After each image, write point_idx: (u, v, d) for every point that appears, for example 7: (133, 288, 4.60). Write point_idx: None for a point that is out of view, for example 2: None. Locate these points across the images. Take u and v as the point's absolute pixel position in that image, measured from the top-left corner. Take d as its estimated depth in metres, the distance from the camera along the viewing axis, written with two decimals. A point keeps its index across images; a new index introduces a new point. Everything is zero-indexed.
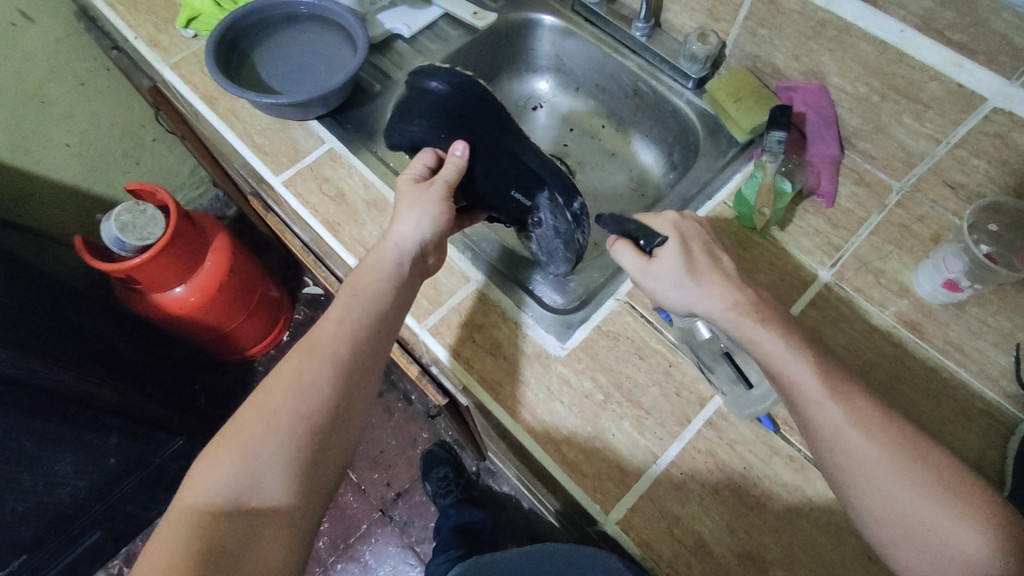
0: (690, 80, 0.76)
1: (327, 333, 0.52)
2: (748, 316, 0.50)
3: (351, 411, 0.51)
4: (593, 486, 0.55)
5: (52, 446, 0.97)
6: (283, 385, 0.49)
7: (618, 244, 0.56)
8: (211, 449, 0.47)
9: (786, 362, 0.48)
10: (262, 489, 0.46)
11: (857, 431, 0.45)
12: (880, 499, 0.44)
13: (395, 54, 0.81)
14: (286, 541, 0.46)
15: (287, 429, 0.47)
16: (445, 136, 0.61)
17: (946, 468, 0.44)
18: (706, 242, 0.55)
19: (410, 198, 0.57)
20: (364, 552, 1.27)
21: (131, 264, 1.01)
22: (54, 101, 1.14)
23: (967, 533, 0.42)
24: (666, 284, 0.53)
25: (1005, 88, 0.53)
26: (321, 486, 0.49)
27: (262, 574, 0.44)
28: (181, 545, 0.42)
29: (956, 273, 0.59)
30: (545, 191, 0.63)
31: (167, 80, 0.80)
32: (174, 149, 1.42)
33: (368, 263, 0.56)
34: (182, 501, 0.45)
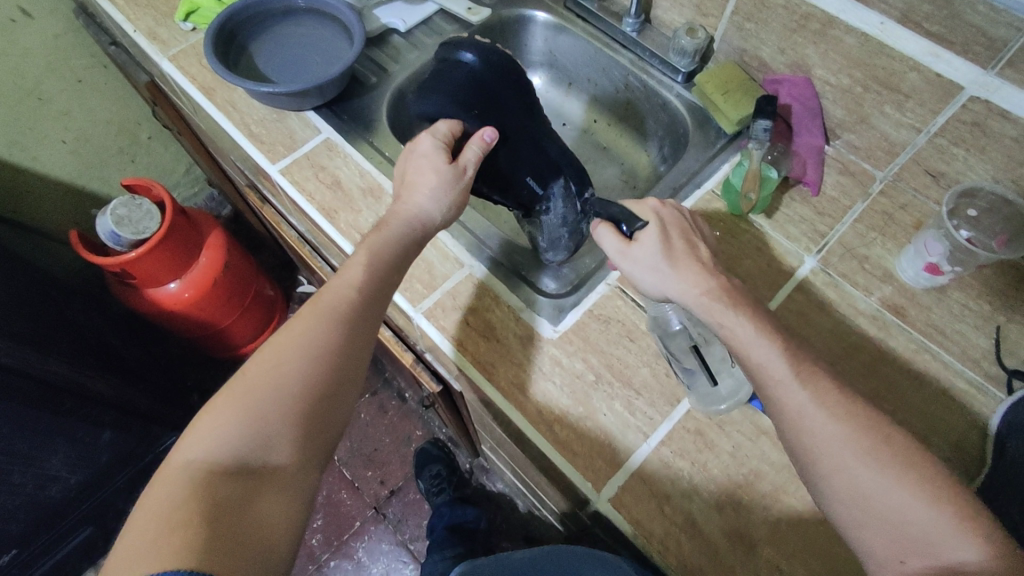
0: (679, 74, 0.78)
1: (335, 296, 0.52)
2: (720, 301, 0.50)
3: (354, 376, 0.51)
4: (585, 465, 0.56)
5: (43, 439, 0.96)
6: (291, 344, 0.49)
7: (600, 227, 0.58)
8: (213, 408, 0.46)
9: (753, 345, 0.47)
10: (268, 445, 0.45)
11: (822, 411, 0.44)
12: (842, 480, 0.42)
13: (391, 48, 0.83)
14: (290, 500, 0.45)
15: (295, 386, 0.47)
16: (476, 113, 0.61)
17: (913, 451, 0.42)
18: (686, 230, 0.57)
19: (436, 173, 0.58)
20: (357, 549, 1.27)
21: (126, 259, 1.02)
22: (52, 97, 1.15)
23: (931, 515, 0.40)
24: (642, 268, 0.55)
25: (982, 77, 0.56)
26: (323, 448, 0.49)
27: (267, 530, 0.42)
28: (185, 497, 0.41)
29: (937, 257, 0.60)
30: (560, 182, 0.64)
31: (165, 73, 0.82)
32: (171, 148, 1.42)
33: (376, 235, 0.57)
34: (181, 455, 0.44)
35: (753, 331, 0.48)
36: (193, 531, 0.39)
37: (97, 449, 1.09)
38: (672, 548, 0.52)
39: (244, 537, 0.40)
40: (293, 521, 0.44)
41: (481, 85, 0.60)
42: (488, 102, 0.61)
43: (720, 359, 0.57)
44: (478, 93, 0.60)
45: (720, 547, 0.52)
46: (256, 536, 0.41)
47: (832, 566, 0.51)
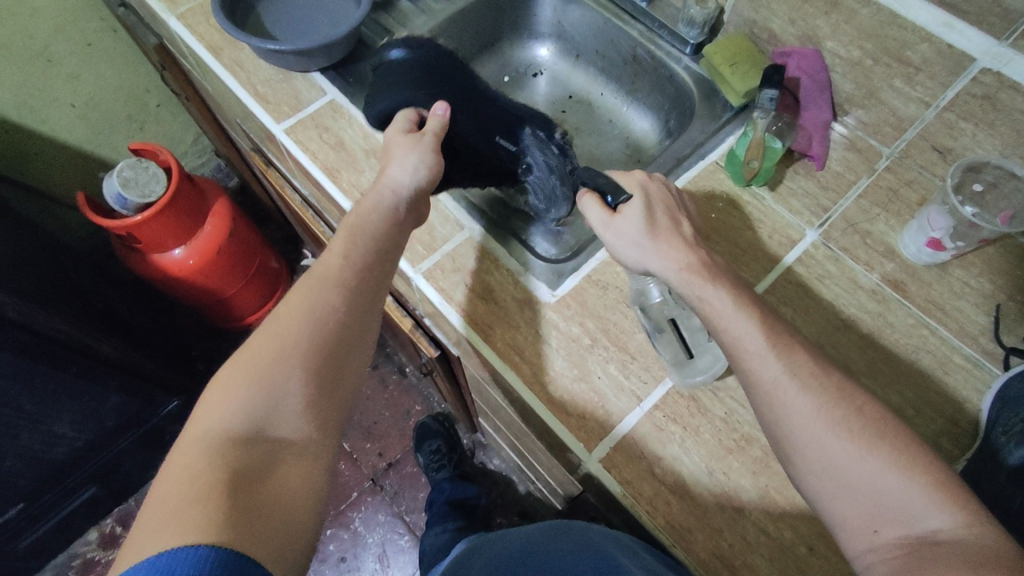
0: (688, 45, 0.77)
1: (332, 266, 0.53)
2: (698, 276, 0.50)
3: (359, 342, 0.51)
4: (578, 426, 0.56)
5: (51, 396, 0.98)
6: (292, 314, 0.49)
7: (585, 197, 0.58)
8: (223, 381, 0.46)
9: (729, 318, 0.48)
10: (282, 414, 0.45)
11: (794, 383, 0.44)
12: (815, 452, 0.43)
13: (399, 13, 0.83)
14: (310, 468, 0.44)
15: (300, 354, 0.47)
16: (425, 91, 0.63)
17: (884, 422, 0.43)
18: (671, 207, 0.57)
19: (402, 148, 0.59)
20: (354, 519, 1.28)
21: (131, 222, 1.02)
22: (61, 60, 1.15)
23: (903, 483, 0.40)
24: (626, 242, 0.55)
25: (994, 48, 0.55)
26: (336, 417, 0.48)
27: (289, 499, 0.42)
28: (203, 466, 0.40)
29: (940, 232, 0.60)
30: (528, 131, 0.65)
31: (173, 31, 0.82)
32: (179, 116, 1.43)
33: (365, 205, 0.57)
34: (195, 428, 0.43)
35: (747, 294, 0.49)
36: (214, 499, 0.38)
37: (103, 411, 1.11)
38: (662, 509, 0.52)
39: (266, 505, 0.40)
40: (314, 489, 0.44)
41: (423, 67, 0.64)
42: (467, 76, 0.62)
43: (696, 329, 0.56)
44: (424, 74, 0.64)
45: (709, 510, 0.52)
46: (278, 504, 0.41)
47: (820, 532, 0.51)
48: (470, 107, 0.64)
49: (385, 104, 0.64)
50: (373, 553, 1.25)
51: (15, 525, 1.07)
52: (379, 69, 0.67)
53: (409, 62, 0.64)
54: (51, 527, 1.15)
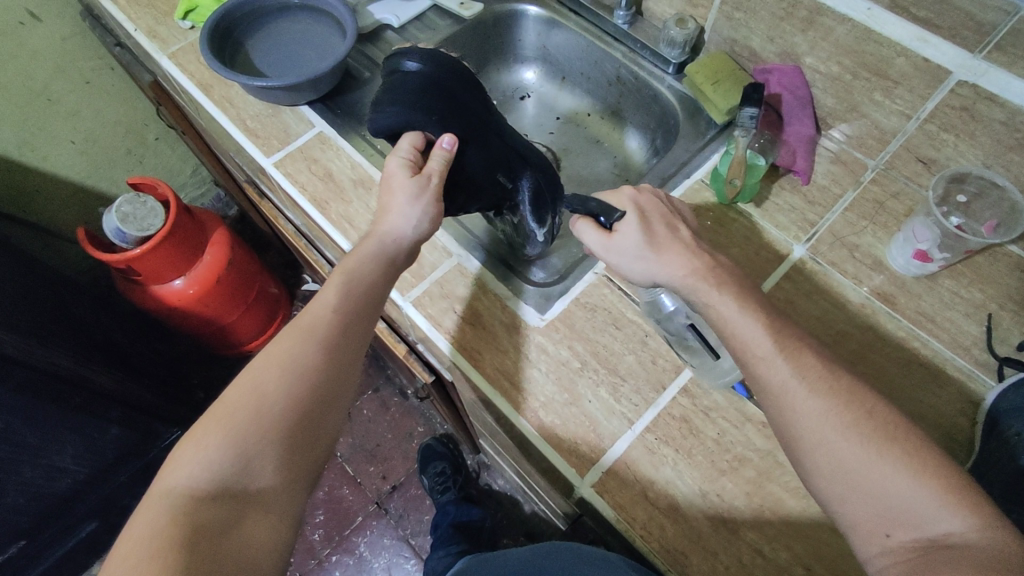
0: (670, 65, 0.78)
1: (319, 319, 0.53)
2: (704, 281, 0.51)
3: (338, 396, 0.52)
4: (569, 450, 0.56)
5: (50, 431, 0.98)
6: (272, 366, 0.50)
7: (579, 223, 0.58)
8: (197, 432, 0.47)
9: (735, 321, 0.48)
10: (250, 470, 0.46)
11: (802, 385, 0.44)
12: (823, 454, 0.43)
13: (385, 44, 0.84)
14: (273, 523, 0.46)
15: (276, 411, 0.48)
16: (437, 118, 0.58)
17: (895, 424, 0.42)
18: (666, 216, 0.57)
19: (403, 193, 0.57)
20: (359, 544, 1.28)
21: (131, 255, 1.03)
22: (60, 99, 1.17)
23: (912, 488, 0.39)
24: (629, 259, 0.55)
25: (968, 61, 0.55)
26: (306, 471, 0.50)
27: (250, 555, 0.43)
28: (166, 523, 0.42)
29: (926, 243, 0.60)
30: (529, 173, 0.65)
31: (165, 70, 0.83)
32: (177, 149, 1.45)
33: (358, 251, 0.57)
34: (166, 480, 0.45)
35: (734, 315, 0.49)
36: (172, 558, 0.40)
37: (105, 443, 1.11)
38: (655, 533, 0.52)
39: (225, 564, 0.42)
40: (275, 545, 0.46)
41: (442, 92, 0.59)
42: (454, 109, 0.60)
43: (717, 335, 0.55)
44: (440, 98, 0.59)
45: (703, 531, 0.52)
46: (237, 562, 0.42)
47: (817, 553, 0.50)
48: (480, 140, 0.62)
49: (394, 115, 0.58)
50: None
51: (16, 562, 1.06)
52: (387, 77, 0.61)
53: (425, 78, 0.59)
54: (54, 562, 1.14)
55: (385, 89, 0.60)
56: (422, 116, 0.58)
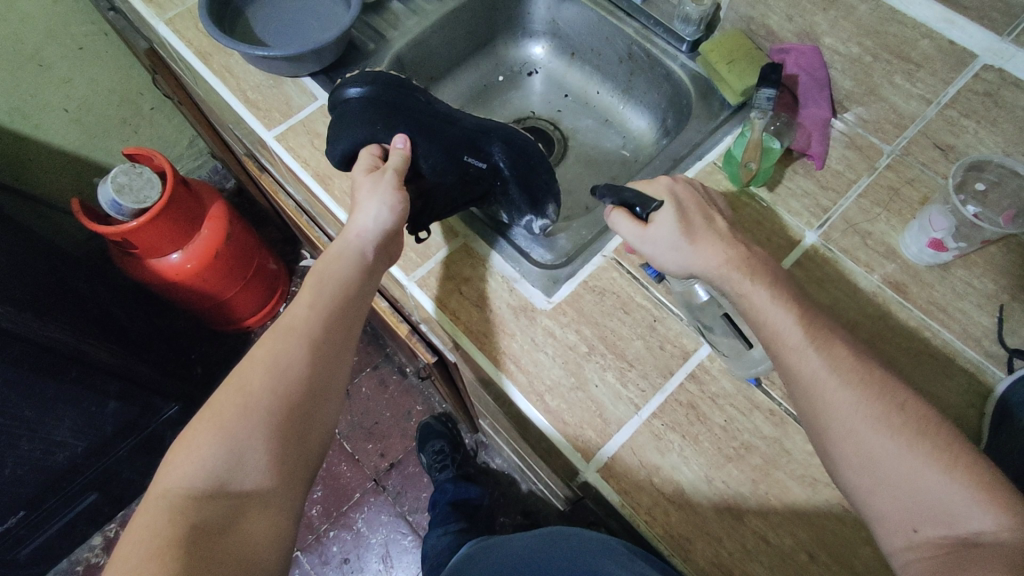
0: (684, 43, 0.76)
1: (299, 317, 0.52)
2: (738, 271, 0.52)
3: (327, 390, 0.52)
4: (575, 434, 0.55)
5: (50, 404, 0.97)
6: (257, 365, 0.49)
7: (613, 214, 0.57)
8: (187, 435, 0.47)
9: (769, 310, 0.49)
10: (243, 467, 0.45)
11: (834, 377, 0.46)
12: (852, 445, 0.44)
13: (390, 14, 0.81)
14: (271, 518, 0.46)
15: (264, 407, 0.48)
16: (381, 125, 0.59)
17: (927, 420, 0.43)
18: (701, 205, 0.58)
19: (364, 189, 0.56)
20: (357, 520, 1.29)
21: (127, 227, 1.01)
22: (52, 65, 1.14)
23: (944, 484, 0.41)
24: (663, 248, 0.55)
25: (995, 44, 0.55)
26: (301, 466, 0.49)
27: (249, 550, 0.43)
28: (165, 523, 0.41)
29: (942, 232, 0.59)
30: (498, 146, 0.62)
31: (162, 37, 0.81)
32: (173, 119, 1.42)
33: (332, 252, 0.56)
34: (161, 482, 0.44)
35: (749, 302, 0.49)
36: (173, 557, 0.39)
37: (104, 416, 1.10)
38: (659, 519, 0.52)
39: (226, 560, 0.41)
40: (276, 540, 0.45)
41: (380, 103, 0.59)
42: (390, 113, 0.59)
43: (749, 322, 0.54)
44: (379, 108, 0.59)
45: (708, 518, 0.52)
46: (238, 558, 0.42)
47: (820, 540, 0.50)
48: (435, 133, 0.60)
49: (344, 145, 0.60)
50: (376, 553, 1.25)
51: (16, 533, 1.06)
52: (336, 107, 0.63)
53: (362, 98, 0.60)
54: (54, 533, 1.15)
55: (335, 120, 0.62)
56: (368, 129, 0.59)
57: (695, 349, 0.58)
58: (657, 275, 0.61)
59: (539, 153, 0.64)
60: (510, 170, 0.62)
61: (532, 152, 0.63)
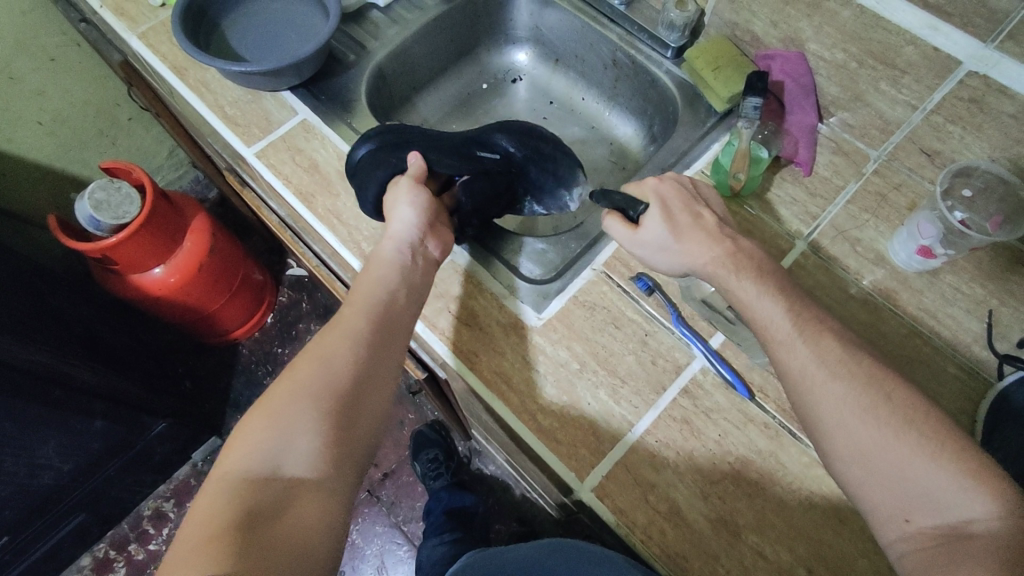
0: (669, 49, 0.75)
1: (346, 314, 0.54)
2: (724, 268, 0.52)
3: (375, 377, 0.52)
4: (568, 453, 0.55)
5: (33, 427, 0.95)
6: (311, 358, 0.51)
7: (607, 219, 0.58)
8: (245, 425, 0.48)
9: (757, 304, 0.50)
10: (296, 452, 0.46)
11: (823, 369, 0.45)
12: (841, 436, 0.44)
13: (371, 24, 0.79)
14: (326, 503, 0.45)
15: (316, 394, 0.48)
16: (393, 158, 0.60)
17: (914, 408, 0.43)
18: (688, 202, 0.57)
19: (390, 200, 0.59)
20: (351, 532, 1.27)
21: (107, 245, 0.99)
22: (23, 77, 1.11)
23: (933, 474, 0.40)
24: (654, 250, 0.56)
25: (980, 51, 0.55)
26: (355, 455, 0.49)
27: (304, 532, 0.43)
28: (223, 506, 0.42)
29: (930, 239, 0.58)
30: (500, 136, 0.66)
31: (136, 51, 0.79)
32: (152, 129, 1.39)
33: (374, 257, 0.58)
34: (221, 470, 0.45)
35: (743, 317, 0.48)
36: (230, 536, 0.40)
37: (89, 435, 1.07)
38: (656, 538, 0.51)
39: (281, 541, 0.41)
40: (331, 523, 0.45)
41: (391, 143, 0.62)
42: (398, 145, 0.61)
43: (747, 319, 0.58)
44: (389, 148, 0.61)
45: (705, 536, 0.51)
46: (292, 540, 0.42)
47: (818, 554, 0.50)
48: (439, 143, 0.63)
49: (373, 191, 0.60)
50: (372, 564, 1.24)
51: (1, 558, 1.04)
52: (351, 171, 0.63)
53: (374, 150, 0.62)
54: (40, 556, 1.12)
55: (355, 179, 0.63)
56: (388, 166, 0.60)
57: (687, 362, 0.58)
58: (647, 288, 0.61)
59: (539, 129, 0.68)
60: (520, 150, 0.66)
61: (531, 132, 0.68)
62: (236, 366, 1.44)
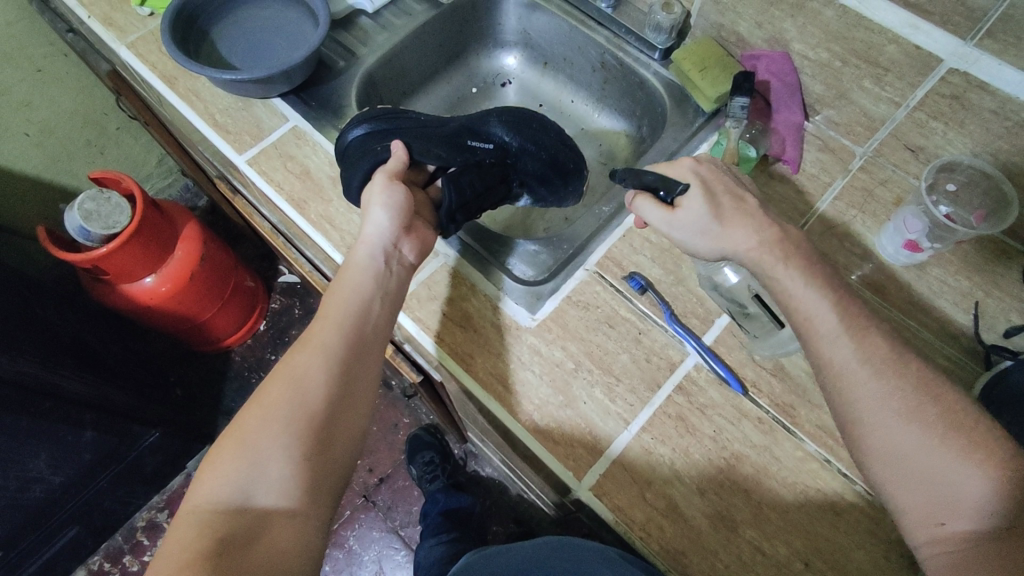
0: (656, 51, 0.76)
1: (317, 329, 0.53)
2: (769, 254, 0.50)
3: (349, 396, 0.52)
4: (566, 453, 0.55)
5: (26, 441, 0.94)
6: (279, 380, 0.50)
7: (638, 200, 0.57)
8: (216, 451, 0.48)
9: (800, 295, 0.48)
10: (266, 479, 0.46)
11: (866, 367, 0.45)
12: (882, 437, 0.44)
13: (360, 31, 0.80)
14: (299, 527, 0.46)
15: (283, 419, 0.48)
16: (380, 147, 0.61)
17: (960, 413, 0.43)
18: (731, 186, 0.55)
19: (366, 202, 0.59)
20: (348, 538, 1.27)
21: (96, 254, 0.98)
22: (10, 89, 1.10)
23: (973, 480, 0.41)
24: (693, 233, 0.54)
25: (960, 49, 0.55)
26: (330, 476, 0.49)
27: (274, 559, 0.44)
28: (193, 536, 0.43)
29: (916, 234, 0.60)
30: (495, 122, 0.64)
31: (124, 61, 0.78)
32: (140, 138, 1.38)
33: (345, 263, 0.57)
34: (193, 499, 0.46)
35: None
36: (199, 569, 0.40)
37: (81, 447, 1.06)
38: (654, 534, 0.52)
39: (251, 569, 0.42)
40: (305, 546, 0.46)
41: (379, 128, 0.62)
42: (387, 132, 0.62)
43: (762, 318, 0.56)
44: (378, 133, 0.62)
45: (702, 531, 0.52)
46: (264, 568, 0.43)
47: (813, 546, 0.51)
48: (428, 130, 0.63)
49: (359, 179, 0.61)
50: (370, 570, 1.24)
51: None
52: (342, 154, 0.65)
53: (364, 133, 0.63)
54: (35, 571, 1.11)
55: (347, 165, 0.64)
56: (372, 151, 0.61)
57: (681, 360, 0.59)
58: (640, 287, 0.61)
59: (538, 116, 0.66)
60: (516, 140, 0.64)
61: (531, 119, 0.65)
62: (229, 374, 1.43)
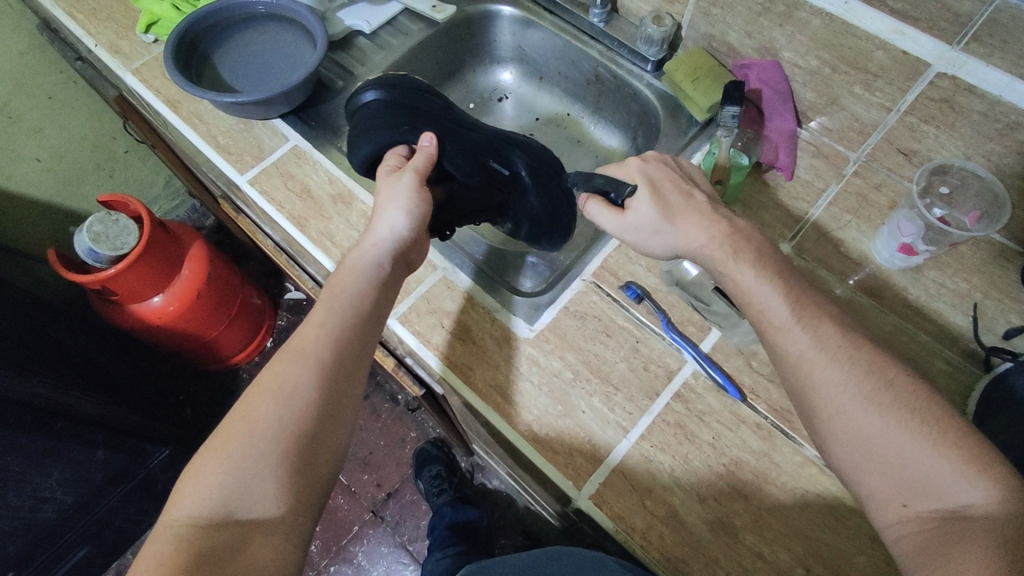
0: (648, 62, 0.77)
1: (310, 337, 0.52)
2: (722, 248, 0.53)
3: (338, 412, 0.51)
4: (565, 462, 0.55)
5: (38, 461, 0.95)
6: (265, 392, 0.49)
7: (590, 204, 0.59)
8: (198, 464, 0.48)
9: (754, 289, 0.50)
10: (250, 494, 0.46)
11: (822, 355, 0.46)
12: (841, 423, 0.44)
13: (357, 51, 0.82)
14: (280, 544, 0.46)
15: (270, 435, 0.48)
16: (408, 127, 0.61)
17: (916, 395, 0.43)
18: (678, 182, 0.57)
19: (384, 196, 0.58)
20: (356, 553, 1.26)
21: (106, 275, 0.99)
22: (21, 116, 1.13)
23: (931, 459, 0.41)
24: (646, 233, 0.56)
25: (946, 53, 0.53)
26: (313, 491, 0.49)
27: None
28: (171, 550, 0.42)
29: (911, 237, 0.61)
30: (520, 156, 0.65)
31: (130, 87, 0.81)
32: (148, 161, 1.41)
33: (348, 264, 0.57)
34: (173, 512, 0.46)
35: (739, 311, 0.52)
36: None
37: (93, 465, 1.08)
38: (655, 542, 0.52)
39: None
40: (285, 563, 0.46)
41: (403, 106, 0.62)
42: (417, 115, 0.62)
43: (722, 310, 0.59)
44: (402, 111, 0.62)
45: (703, 539, 0.51)
46: None
47: (815, 552, 0.51)
48: (456, 137, 0.63)
49: (370, 148, 0.62)
50: None
51: None
52: (356, 114, 0.65)
53: (386, 103, 0.63)
54: None
55: (355, 128, 0.65)
56: (393, 130, 0.61)
57: (679, 368, 0.59)
58: (636, 296, 0.62)
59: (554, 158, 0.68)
60: (532, 177, 0.66)
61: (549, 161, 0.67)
62: (237, 391, 1.45)
